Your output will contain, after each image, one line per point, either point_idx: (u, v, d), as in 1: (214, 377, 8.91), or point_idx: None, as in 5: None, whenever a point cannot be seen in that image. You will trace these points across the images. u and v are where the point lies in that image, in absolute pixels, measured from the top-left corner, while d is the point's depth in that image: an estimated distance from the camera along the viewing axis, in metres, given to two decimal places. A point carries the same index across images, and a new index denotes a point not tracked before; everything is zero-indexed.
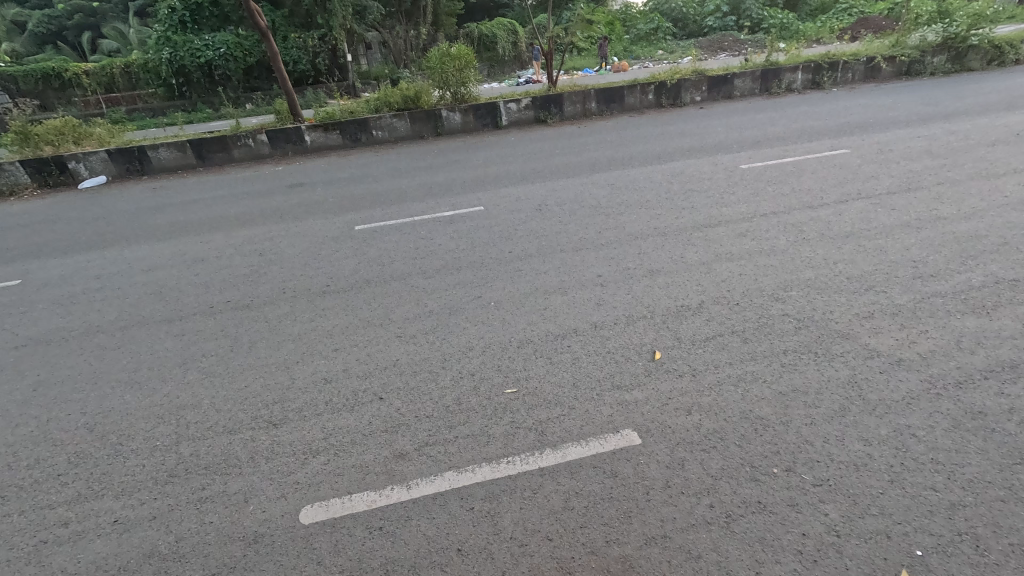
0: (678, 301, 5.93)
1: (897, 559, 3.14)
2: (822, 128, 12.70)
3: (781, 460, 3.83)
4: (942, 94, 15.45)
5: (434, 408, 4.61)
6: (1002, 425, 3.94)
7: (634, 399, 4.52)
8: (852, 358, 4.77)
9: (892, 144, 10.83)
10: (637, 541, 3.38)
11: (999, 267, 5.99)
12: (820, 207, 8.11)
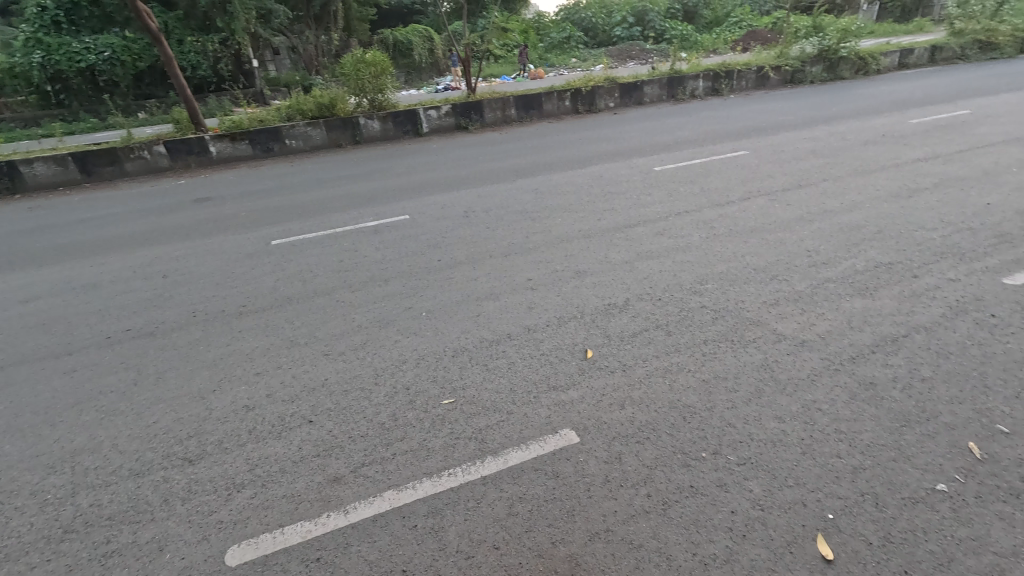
0: (605, 300, 6.14)
1: (813, 524, 3.43)
2: (724, 132, 13.75)
3: (708, 444, 4.06)
4: (821, 100, 17.28)
5: (370, 426, 4.44)
6: (890, 393, 4.44)
7: (570, 399, 4.61)
8: (763, 343, 5.18)
9: (783, 146, 11.94)
10: (582, 543, 3.41)
11: (877, 253, 6.77)
12: (726, 205, 8.76)
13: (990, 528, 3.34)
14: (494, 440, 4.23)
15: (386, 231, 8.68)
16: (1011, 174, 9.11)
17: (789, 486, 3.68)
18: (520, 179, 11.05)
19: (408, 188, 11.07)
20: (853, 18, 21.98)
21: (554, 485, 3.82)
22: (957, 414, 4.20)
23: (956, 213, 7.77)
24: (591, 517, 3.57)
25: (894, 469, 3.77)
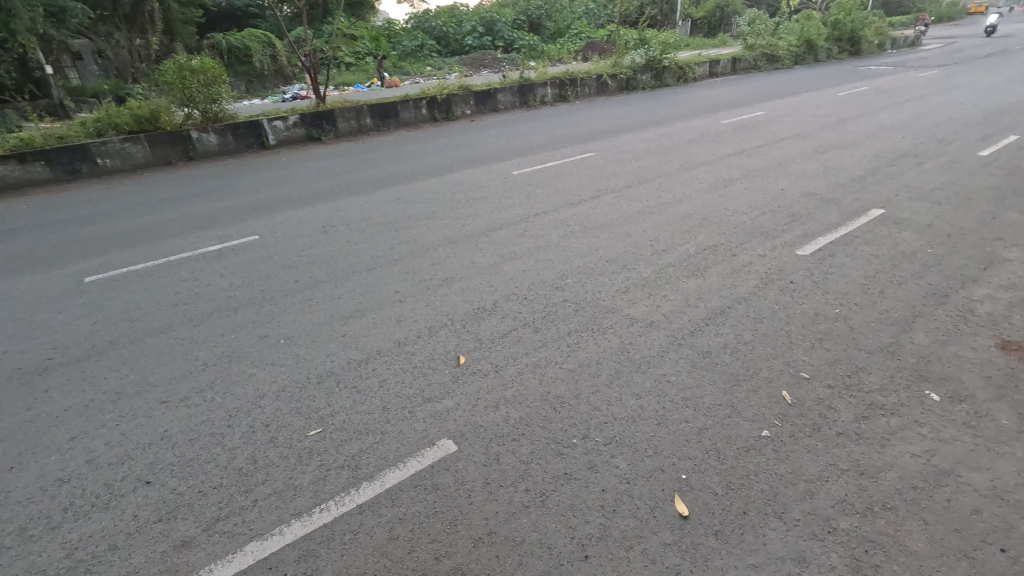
0: (474, 306, 6.22)
1: (670, 486, 3.82)
2: (572, 136, 14.77)
3: (578, 429, 4.32)
4: (651, 104, 19.36)
5: (223, 474, 3.97)
6: (721, 357, 5.12)
7: (446, 408, 4.59)
8: (619, 328, 5.66)
9: (624, 146, 13.17)
10: (465, 548, 3.42)
11: (704, 237, 7.77)
12: (579, 203, 9.40)
13: (801, 459, 4.00)
14: (368, 464, 4.06)
15: (231, 254, 7.87)
16: (796, 163, 11.03)
17: (649, 456, 4.05)
18: (378, 189, 10.75)
19: (255, 204, 10.17)
20: (670, 32, 25.05)
21: (434, 498, 3.78)
22: (772, 369, 4.96)
23: (760, 198, 9.20)
24: (472, 522, 3.59)
25: (730, 423, 4.33)
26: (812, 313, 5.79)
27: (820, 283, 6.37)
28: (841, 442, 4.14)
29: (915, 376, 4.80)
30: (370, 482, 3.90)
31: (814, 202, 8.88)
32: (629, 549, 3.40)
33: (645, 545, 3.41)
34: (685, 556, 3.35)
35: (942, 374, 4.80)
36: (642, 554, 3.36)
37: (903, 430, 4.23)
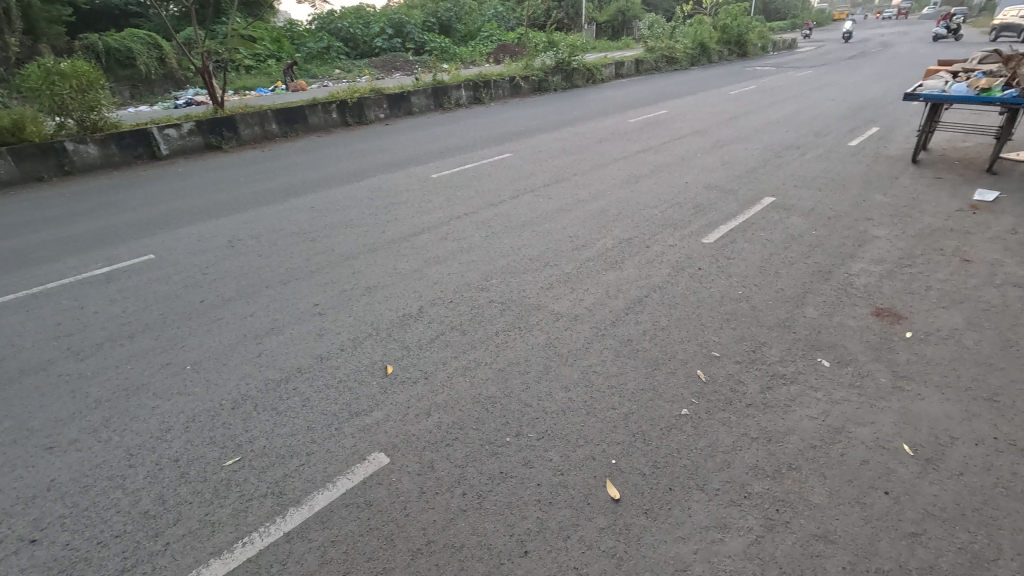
0: (541, 222, 5.69)
1: (862, 379, 3.11)
2: (610, 96, 14.13)
3: (725, 329, 3.64)
4: (672, 74, 18.89)
5: (314, 384, 3.33)
6: (859, 260, 4.49)
7: (560, 314, 3.95)
8: (730, 239, 5.01)
9: (668, 102, 12.55)
10: (608, 422, 2.89)
11: (788, 164, 7.14)
12: (639, 143, 8.78)
13: (1003, 346, 3.32)
14: (468, 356, 3.53)
15: (269, 191, 7.40)
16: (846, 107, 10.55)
17: (821, 350, 3.38)
18: (409, 138, 10.27)
19: (283, 153, 9.71)
20: (690, 7, 24.52)
21: (554, 378, 3.26)
22: (901, 262, 4.42)
23: (821, 132, 8.68)
24: (608, 399, 3.06)
25: (901, 317, 3.67)
26: (922, 217, 5.27)
27: (919, 194, 5.85)
28: (1011, 317, 3.61)
29: None
30: (475, 371, 3.38)
31: (881, 134, 8.37)
32: (805, 415, 2.86)
33: (824, 412, 2.87)
34: (875, 418, 2.81)
35: None
36: (824, 420, 2.82)
37: None
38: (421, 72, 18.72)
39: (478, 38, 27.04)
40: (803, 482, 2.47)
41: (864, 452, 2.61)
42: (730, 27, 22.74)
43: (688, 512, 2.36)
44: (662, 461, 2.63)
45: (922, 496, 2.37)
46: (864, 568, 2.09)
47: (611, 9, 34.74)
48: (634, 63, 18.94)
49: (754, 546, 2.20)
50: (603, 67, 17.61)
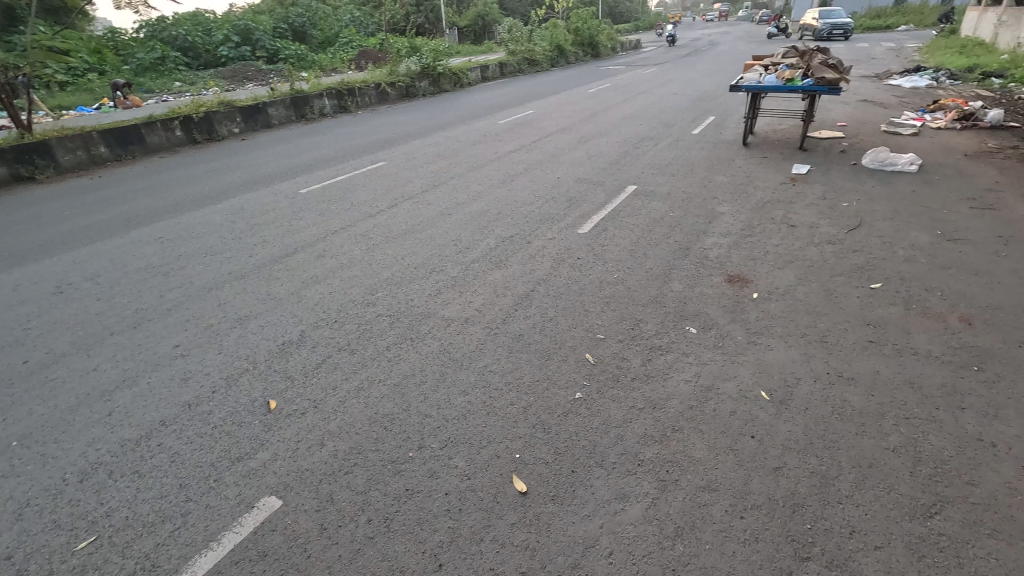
0: (423, 228, 5.62)
1: (726, 339, 3.50)
2: (480, 99, 14.34)
3: (608, 312, 3.88)
4: (535, 75, 19.69)
5: (186, 434, 2.96)
6: (713, 234, 5.05)
7: (452, 319, 3.93)
8: (603, 227, 5.36)
9: (534, 102, 13.05)
10: (508, 418, 2.94)
11: (645, 154, 7.81)
12: (511, 142, 9.03)
13: (829, 294, 3.94)
14: (359, 376, 3.37)
15: (105, 223, 6.45)
16: (687, 99, 11.79)
17: (690, 318, 3.74)
18: (270, 153, 9.55)
19: (119, 179, 8.52)
20: (545, 12, 25.73)
21: (452, 384, 3.24)
22: (743, 233, 5.05)
23: (669, 123, 9.61)
24: (505, 395, 3.11)
25: (751, 280, 4.20)
26: (756, 192, 6.06)
27: (752, 172, 6.73)
28: (829, 269, 4.29)
29: (862, 219, 5.18)
30: (368, 389, 3.24)
31: (717, 122, 9.48)
32: (681, 380, 3.15)
33: (695, 375, 3.18)
34: (736, 373, 3.18)
35: (883, 215, 5.24)
36: (696, 382, 3.13)
37: (873, 253, 4.50)
38: (275, 80, 17.51)
39: (337, 43, 25.94)
40: (685, 440, 2.72)
41: (732, 404, 2.94)
42: (582, 30, 24.28)
43: (590, 490, 2.48)
44: (563, 446, 2.73)
45: (779, 433, 2.73)
46: (742, 506, 2.35)
47: (470, 14, 35.32)
48: (497, 66, 19.44)
49: (651, 508, 2.37)
50: (468, 70, 17.85)
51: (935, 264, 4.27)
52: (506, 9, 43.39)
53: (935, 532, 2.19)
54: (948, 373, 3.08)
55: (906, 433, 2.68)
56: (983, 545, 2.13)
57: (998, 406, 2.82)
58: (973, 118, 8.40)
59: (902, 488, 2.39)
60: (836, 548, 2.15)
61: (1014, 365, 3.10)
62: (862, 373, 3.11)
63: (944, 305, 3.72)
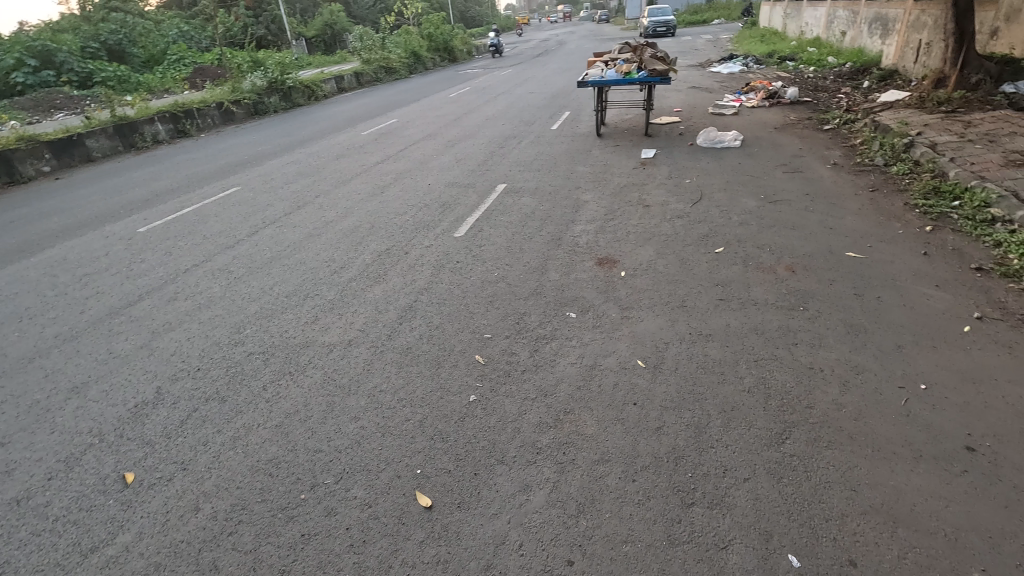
0: (290, 253, 5.26)
1: (603, 318, 3.74)
2: (340, 111, 13.76)
3: (493, 310, 3.95)
4: (394, 83, 19.36)
5: (20, 536, 2.48)
6: (580, 222, 5.36)
7: (334, 344, 3.74)
8: (480, 228, 5.43)
9: (397, 110, 12.83)
10: (404, 435, 2.86)
11: (511, 152, 8.05)
12: (377, 153, 8.79)
13: (684, 263, 4.38)
14: (234, 424, 3.06)
15: None
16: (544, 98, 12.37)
17: (570, 304, 3.94)
18: (95, 191, 8.30)
19: None
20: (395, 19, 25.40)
21: (341, 412, 3.08)
22: (607, 217, 5.42)
23: (529, 121, 10.01)
24: (400, 413, 3.03)
25: (618, 260, 4.53)
26: (613, 178, 6.54)
27: (608, 161, 7.25)
28: (681, 241, 4.76)
29: (703, 192, 5.83)
30: (246, 437, 2.96)
31: (573, 117, 10.06)
32: (567, 364, 3.30)
33: (579, 356, 3.36)
34: (614, 348, 3.41)
35: (719, 187, 5.94)
36: (581, 363, 3.30)
37: (714, 221, 5.09)
38: (93, 107, 15.26)
39: (166, 61, 23.24)
40: (577, 420, 2.86)
41: (614, 377, 3.15)
42: (436, 35, 24.36)
43: (494, 488, 2.51)
44: (463, 452, 2.73)
45: (657, 396, 2.97)
46: (633, 470, 2.53)
47: (317, 23, 33.72)
48: (353, 76, 18.80)
49: (553, 493, 2.46)
50: (322, 82, 17.04)
51: (762, 224, 4.93)
52: (356, 16, 42.16)
53: (788, 455, 2.54)
54: (781, 316, 3.58)
55: (756, 373, 3.07)
56: (823, 456, 2.51)
57: (820, 337, 3.34)
58: (777, 97, 9.84)
59: (759, 423, 2.73)
60: (714, 488, 2.40)
61: (829, 300, 3.70)
62: (717, 328, 3.50)
63: (773, 258, 4.31)
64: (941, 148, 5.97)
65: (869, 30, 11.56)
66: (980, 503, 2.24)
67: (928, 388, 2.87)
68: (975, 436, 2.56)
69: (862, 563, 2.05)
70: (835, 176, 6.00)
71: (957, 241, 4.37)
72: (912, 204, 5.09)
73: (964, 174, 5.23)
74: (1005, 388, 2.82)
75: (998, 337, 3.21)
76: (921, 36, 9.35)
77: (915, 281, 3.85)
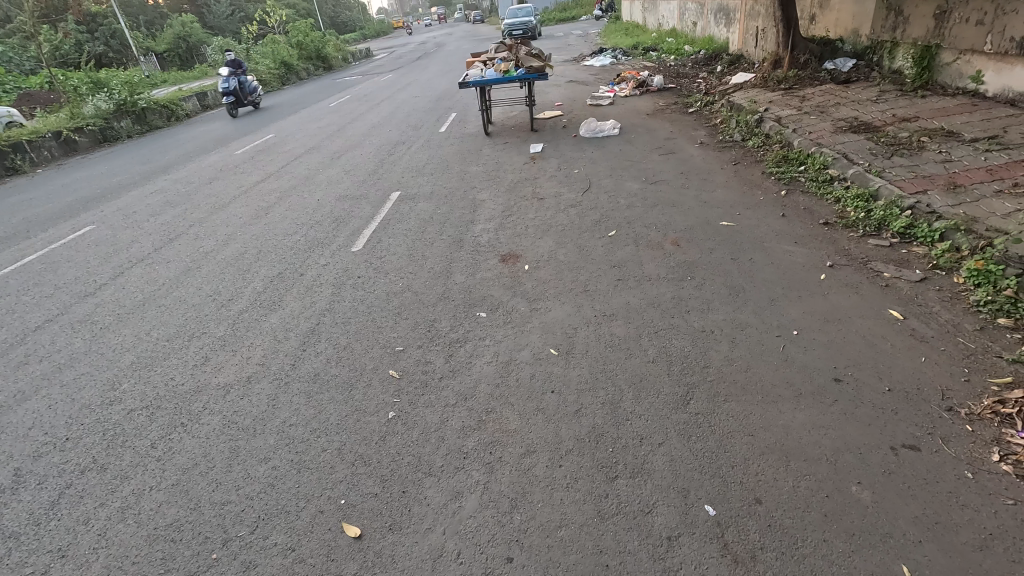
0: (166, 292, 4.73)
1: (512, 314, 3.79)
2: (208, 130, 12.63)
3: (402, 322, 3.85)
4: (266, 96, 18.16)
5: None
6: (479, 222, 5.39)
7: (230, 384, 3.43)
8: (377, 239, 5.26)
9: (273, 124, 12.05)
10: (322, 466, 2.70)
11: (401, 159, 7.88)
12: (256, 172, 8.19)
13: (582, 249, 4.56)
14: (121, 492, 2.71)
15: None
16: (428, 100, 12.26)
17: (479, 304, 3.95)
18: None
19: None
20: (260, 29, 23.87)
21: (249, 455, 2.84)
22: (504, 214, 5.50)
23: (417, 126, 9.86)
24: (314, 444, 2.85)
25: (520, 255, 4.60)
26: (506, 175, 6.65)
27: (498, 158, 7.35)
28: (576, 229, 4.96)
29: (591, 181, 6.11)
30: (138, 504, 2.63)
31: (460, 118, 10.07)
32: (483, 364, 3.30)
33: (494, 355, 3.37)
34: (527, 341, 3.47)
35: (604, 174, 6.26)
36: (496, 361, 3.32)
37: (605, 207, 5.35)
38: None
39: None
40: (499, 418, 2.88)
41: (530, 369, 3.21)
42: (306, 43, 23.12)
43: (425, 502, 2.45)
44: (388, 472, 2.63)
45: (572, 380, 3.08)
46: (559, 456, 2.60)
47: (168, 37, 30.64)
48: (218, 92, 17.30)
49: (484, 494, 2.45)
50: (182, 101, 15.50)
51: (647, 205, 5.28)
52: (214, 27, 38.96)
53: (694, 414, 2.75)
54: (673, 288, 3.86)
55: (657, 344, 3.29)
56: (723, 410, 2.75)
57: (708, 301, 3.65)
58: (645, 85, 10.57)
59: (665, 389, 2.93)
60: (634, 457, 2.54)
61: (711, 268, 4.05)
62: (619, 307, 3.70)
63: (659, 235, 4.63)
64: (785, 121, 6.76)
65: (715, 20, 12.81)
66: (849, 425, 2.58)
67: (799, 333, 3.25)
68: (841, 368, 2.94)
69: (766, 499, 2.27)
70: (703, 154, 6.57)
71: (807, 201, 4.98)
72: (769, 171, 5.73)
73: (806, 142, 5.97)
74: (857, 323, 3.28)
75: (848, 280, 3.72)
76: (758, 23, 10.48)
77: (778, 240, 4.34)
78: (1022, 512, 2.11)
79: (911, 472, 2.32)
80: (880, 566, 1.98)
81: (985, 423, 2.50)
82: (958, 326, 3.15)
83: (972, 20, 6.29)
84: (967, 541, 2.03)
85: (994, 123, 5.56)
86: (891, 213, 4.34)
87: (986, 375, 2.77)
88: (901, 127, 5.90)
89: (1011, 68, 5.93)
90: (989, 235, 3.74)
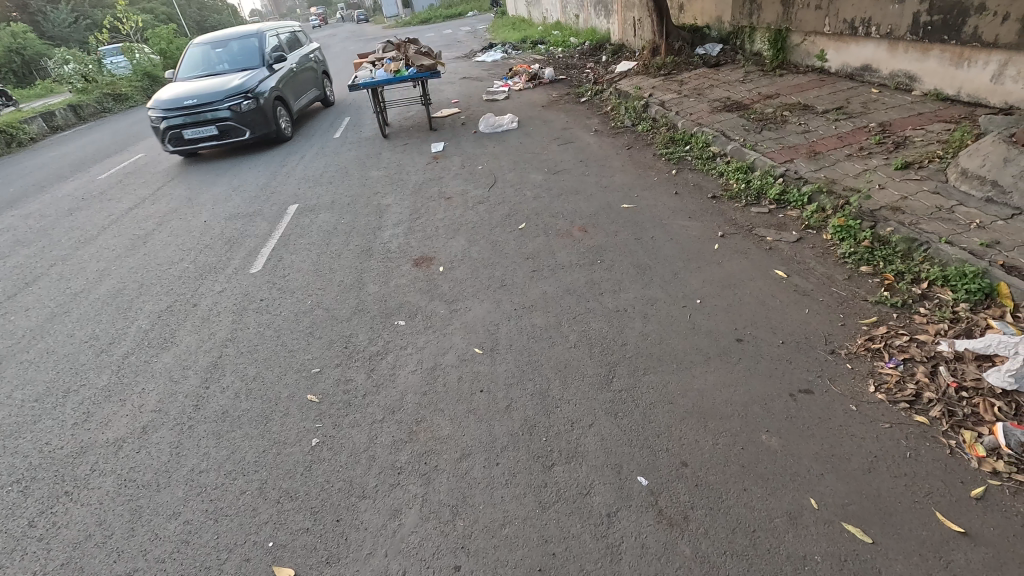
0: (28, 345, 4.11)
1: (434, 318, 3.71)
2: (62, 154, 11.07)
3: (317, 342, 3.62)
4: (129, 111, 16.33)
5: None
6: (388, 228, 5.20)
7: (122, 437, 3.05)
8: (277, 258, 4.90)
9: (142, 143, 10.81)
10: (242, 511, 2.49)
11: (295, 170, 7.40)
12: (127, 197, 7.32)
13: (495, 246, 4.57)
14: None
15: None
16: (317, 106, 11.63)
17: (396, 312, 3.83)
18: None
19: None
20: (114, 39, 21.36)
21: (155, 513, 2.54)
22: (412, 218, 5.36)
23: (308, 134, 9.33)
24: (230, 489, 2.61)
25: (433, 258, 4.51)
26: (409, 178, 6.47)
27: (400, 161, 7.16)
28: (487, 225, 4.96)
29: (497, 176, 6.14)
30: None
31: (354, 122, 9.66)
32: (407, 374, 3.21)
33: (418, 363, 3.29)
34: (451, 344, 3.42)
35: (508, 169, 6.31)
36: (420, 368, 3.24)
37: (513, 201, 5.40)
38: None
39: None
40: (430, 426, 2.82)
41: (456, 372, 3.17)
42: (171, 52, 20.95)
43: (362, 527, 2.34)
44: (319, 502, 2.48)
45: (500, 376, 3.09)
46: (495, 453, 2.60)
47: None
48: (67, 109, 15.19)
49: (424, 507, 2.39)
50: (23, 122, 13.50)
51: (552, 195, 5.41)
52: (55, 37, 34.21)
53: (618, 391, 2.86)
54: (586, 272, 3.99)
55: (577, 329, 3.38)
56: (644, 382, 2.90)
57: (619, 282, 3.81)
58: (538, 78, 10.81)
59: (589, 371, 3.03)
60: (567, 443, 2.60)
61: (618, 250, 4.23)
62: (537, 298, 3.75)
63: (567, 223, 4.76)
64: (668, 105, 7.22)
65: (595, 12, 13.33)
66: (755, 381, 2.81)
67: (702, 301, 3.49)
68: (741, 329, 3.19)
69: (690, 460, 2.42)
70: (599, 141, 6.85)
71: (694, 178, 5.36)
72: (661, 152, 6.07)
73: (688, 124, 6.41)
74: (749, 285, 3.58)
75: (737, 247, 4.05)
76: (634, 14, 11.05)
77: (674, 216, 4.63)
78: (896, 433, 2.42)
79: (808, 414, 2.58)
80: (792, 502, 2.18)
81: (861, 359, 2.84)
82: (831, 277, 3.54)
83: (812, 5, 7.08)
84: (860, 467, 2.30)
85: (839, 96, 6.30)
86: (767, 182, 4.79)
87: (857, 318, 3.14)
88: (766, 104, 6.50)
89: (847, 47, 6.74)
90: (846, 194, 4.24)
